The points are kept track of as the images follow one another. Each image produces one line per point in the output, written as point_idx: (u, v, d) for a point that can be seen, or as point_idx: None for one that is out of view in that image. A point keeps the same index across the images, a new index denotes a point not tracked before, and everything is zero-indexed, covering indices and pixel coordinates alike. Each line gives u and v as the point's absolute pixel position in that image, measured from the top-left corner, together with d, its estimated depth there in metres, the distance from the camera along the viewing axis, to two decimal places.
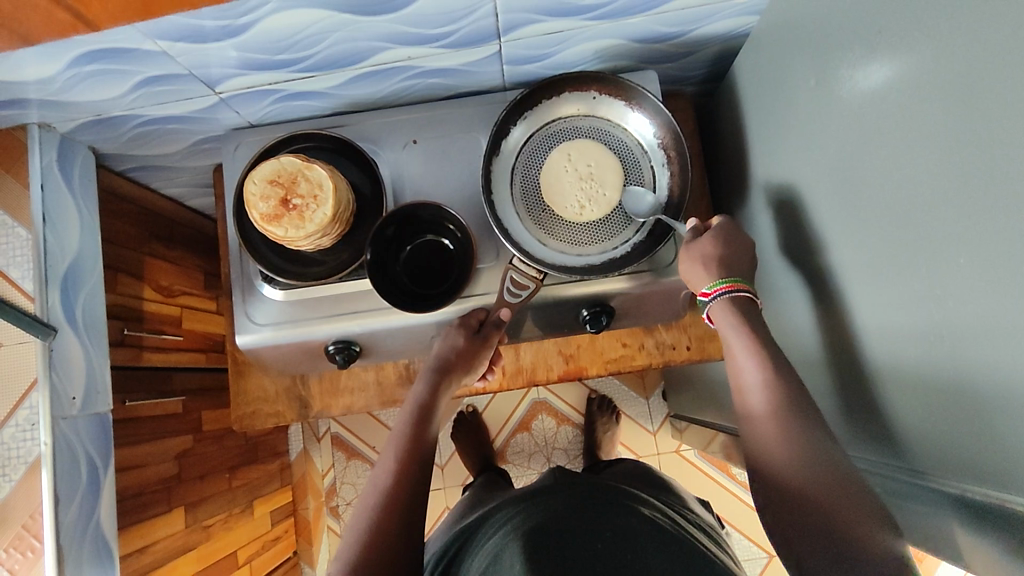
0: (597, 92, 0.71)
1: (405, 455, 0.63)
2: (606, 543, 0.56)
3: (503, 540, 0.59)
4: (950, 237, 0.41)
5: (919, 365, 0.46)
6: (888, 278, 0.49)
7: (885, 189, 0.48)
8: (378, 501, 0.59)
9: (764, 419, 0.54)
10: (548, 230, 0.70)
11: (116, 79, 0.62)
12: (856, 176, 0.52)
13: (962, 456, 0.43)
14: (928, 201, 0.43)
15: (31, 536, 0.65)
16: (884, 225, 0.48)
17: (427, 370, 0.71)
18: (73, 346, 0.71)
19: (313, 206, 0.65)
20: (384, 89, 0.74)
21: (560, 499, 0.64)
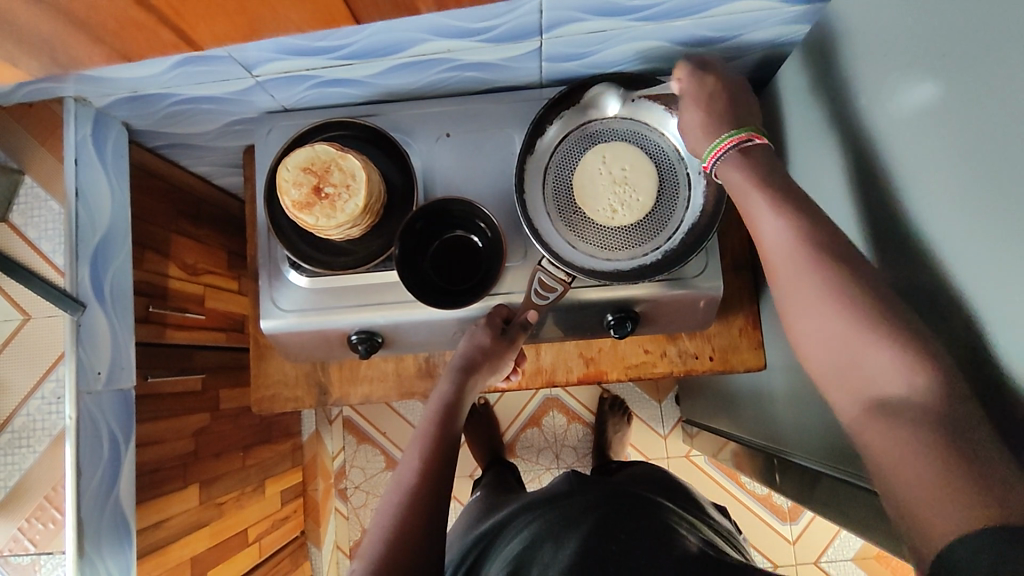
0: (636, 94, 0.70)
1: (429, 455, 0.63)
2: (621, 544, 0.55)
3: (527, 545, 0.59)
4: (992, 275, 0.40)
5: None
6: (923, 307, 0.48)
7: (921, 218, 0.47)
8: (400, 499, 0.59)
9: (788, 269, 0.48)
10: (578, 232, 0.70)
11: (156, 58, 0.61)
12: (892, 201, 0.51)
13: None
14: (968, 236, 0.42)
15: (52, 507, 0.66)
16: (920, 255, 0.47)
17: (452, 369, 0.71)
18: (100, 321, 0.71)
19: (345, 195, 0.65)
20: (421, 80, 0.73)
21: (581, 503, 0.64)
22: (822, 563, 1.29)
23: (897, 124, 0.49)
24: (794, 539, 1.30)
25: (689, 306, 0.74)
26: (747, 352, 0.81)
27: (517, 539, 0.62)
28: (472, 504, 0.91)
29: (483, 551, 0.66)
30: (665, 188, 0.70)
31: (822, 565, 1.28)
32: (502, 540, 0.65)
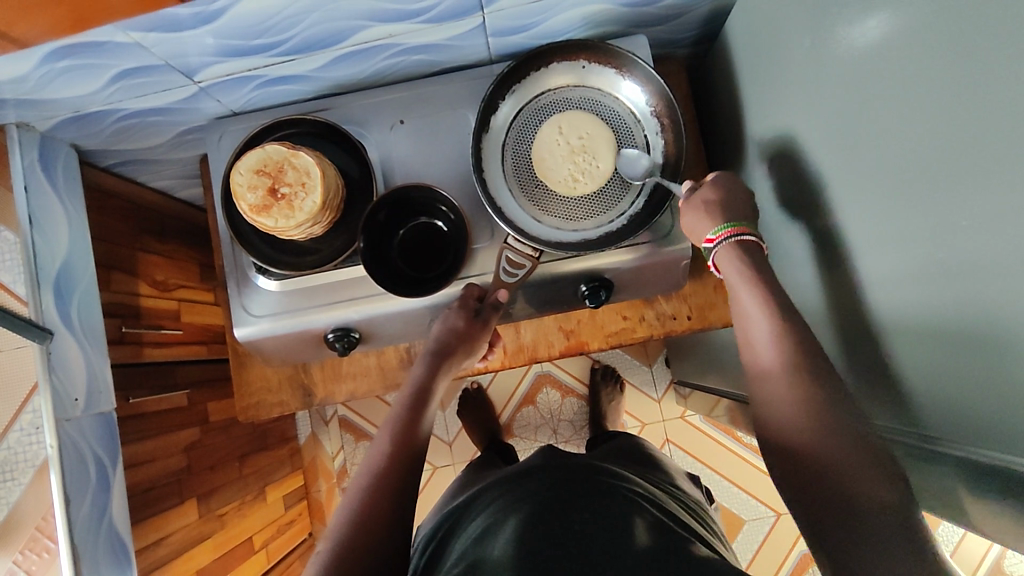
0: (586, 60, 0.69)
1: (400, 438, 0.63)
2: (592, 513, 0.56)
3: (492, 522, 0.59)
4: (958, 201, 0.40)
5: (926, 328, 0.46)
6: (897, 242, 0.47)
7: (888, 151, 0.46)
8: (369, 483, 0.59)
9: (772, 369, 0.52)
10: (542, 206, 0.69)
11: (93, 72, 0.60)
12: (856, 139, 0.50)
13: (970, 416, 0.43)
14: (929, 167, 0.42)
15: (45, 537, 0.66)
16: (891, 189, 0.47)
17: (426, 354, 0.71)
18: (71, 347, 0.70)
19: (302, 193, 0.64)
20: (368, 68, 0.71)
21: (546, 477, 0.63)
22: None
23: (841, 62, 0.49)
24: None
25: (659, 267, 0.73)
26: (723, 308, 0.81)
27: (482, 515, 0.62)
28: (460, 477, 0.91)
29: (451, 527, 0.66)
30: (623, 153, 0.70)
31: None
32: (469, 516, 0.65)
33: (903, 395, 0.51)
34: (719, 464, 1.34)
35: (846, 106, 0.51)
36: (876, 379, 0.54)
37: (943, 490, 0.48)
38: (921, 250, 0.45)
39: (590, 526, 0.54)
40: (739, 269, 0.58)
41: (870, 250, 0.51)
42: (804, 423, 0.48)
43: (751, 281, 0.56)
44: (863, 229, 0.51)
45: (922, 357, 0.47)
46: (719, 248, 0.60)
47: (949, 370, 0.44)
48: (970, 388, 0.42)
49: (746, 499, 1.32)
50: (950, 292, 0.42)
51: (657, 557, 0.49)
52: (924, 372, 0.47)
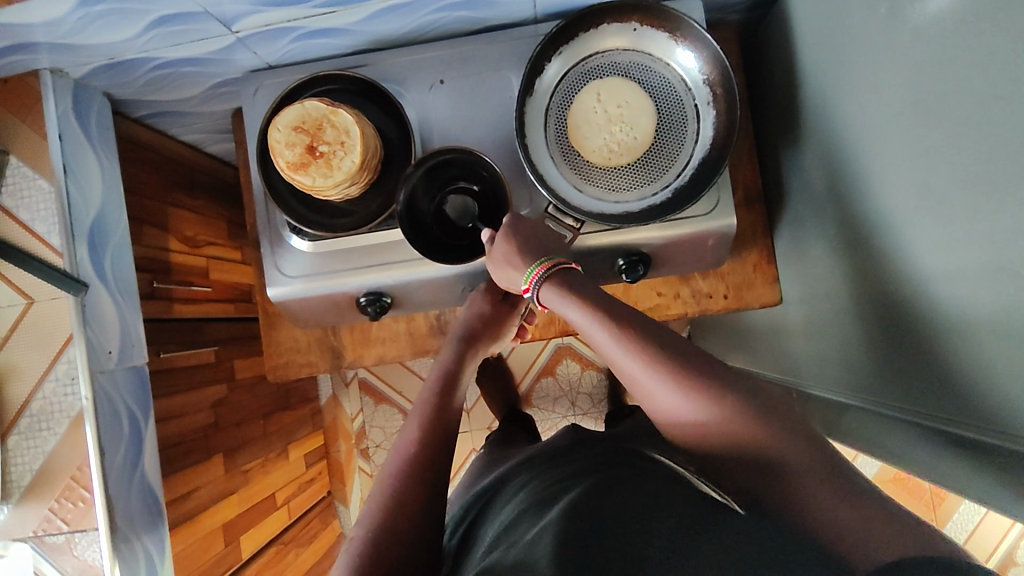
0: (638, 23, 0.66)
1: (431, 425, 0.63)
2: (632, 491, 0.46)
3: (524, 509, 0.52)
4: (1017, 190, 0.38)
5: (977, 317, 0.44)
6: (955, 228, 0.45)
7: (945, 132, 0.44)
8: (401, 468, 0.58)
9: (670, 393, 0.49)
10: (584, 175, 0.67)
11: (129, 18, 0.58)
12: (916, 119, 0.48)
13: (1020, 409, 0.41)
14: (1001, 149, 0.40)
15: (80, 487, 0.66)
16: (948, 174, 0.44)
17: (454, 339, 0.73)
18: (104, 300, 0.70)
19: (340, 152, 0.63)
20: (408, 24, 0.69)
21: (585, 463, 0.57)
22: None
23: (913, 32, 0.46)
24: None
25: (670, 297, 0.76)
26: (760, 288, 0.80)
27: (514, 503, 0.55)
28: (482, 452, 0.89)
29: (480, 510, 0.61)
30: (670, 123, 0.67)
31: None
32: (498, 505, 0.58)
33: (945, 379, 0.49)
34: None
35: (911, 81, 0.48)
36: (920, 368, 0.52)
37: (979, 478, 0.47)
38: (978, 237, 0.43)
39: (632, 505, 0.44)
40: (570, 299, 0.57)
41: (924, 236, 0.49)
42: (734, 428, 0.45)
43: (573, 304, 0.56)
44: (919, 213, 0.49)
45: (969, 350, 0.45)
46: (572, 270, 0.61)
47: (999, 359, 0.42)
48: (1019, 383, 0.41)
49: None
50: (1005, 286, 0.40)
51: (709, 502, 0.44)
52: (973, 366, 0.45)
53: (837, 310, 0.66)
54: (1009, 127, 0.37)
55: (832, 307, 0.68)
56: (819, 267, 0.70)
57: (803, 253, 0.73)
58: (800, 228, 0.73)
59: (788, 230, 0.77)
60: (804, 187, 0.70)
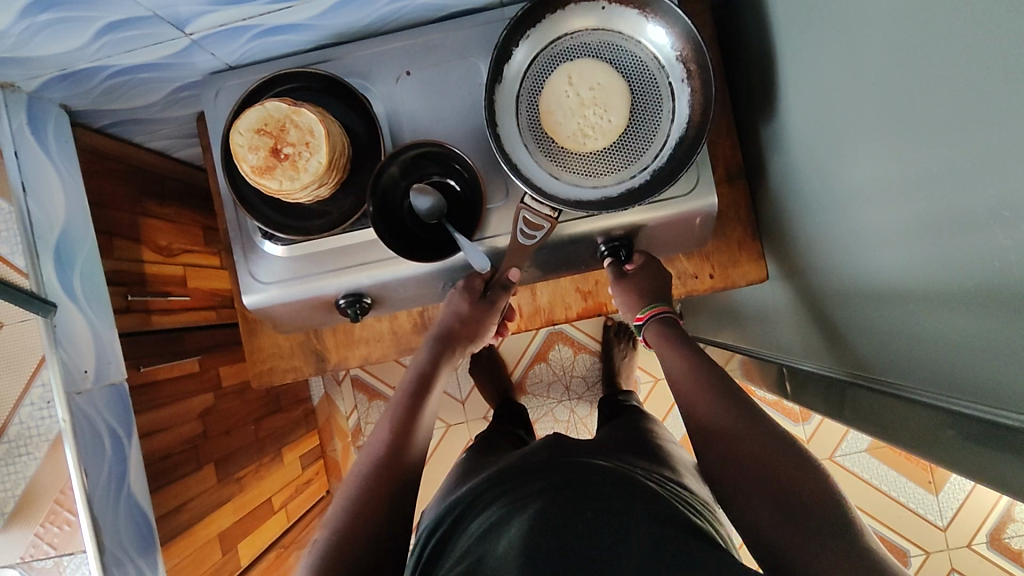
0: (607, 1, 0.64)
1: (399, 430, 0.65)
2: (595, 511, 0.53)
3: (501, 520, 0.56)
4: (993, 159, 0.36)
5: (960, 289, 0.43)
6: (935, 198, 0.44)
7: (924, 100, 0.42)
8: (367, 470, 0.61)
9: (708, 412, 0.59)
10: (560, 162, 0.65)
11: (75, 26, 0.56)
12: (891, 90, 0.46)
13: (1009, 382, 0.40)
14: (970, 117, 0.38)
15: (64, 510, 0.65)
16: (931, 143, 0.43)
17: (430, 340, 0.73)
18: (76, 318, 0.68)
19: (306, 153, 0.61)
20: (369, 15, 0.66)
21: (558, 473, 0.60)
22: (837, 457, 1.31)
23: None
24: (809, 438, 1.31)
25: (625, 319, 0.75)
26: (747, 266, 0.79)
27: (492, 511, 0.58)
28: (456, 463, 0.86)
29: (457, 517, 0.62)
30: (645, 104, 0.65)
31: (838, 459, 1.31)
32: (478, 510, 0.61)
33: (938, 354, 0.48)
34: None
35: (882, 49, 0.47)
36: (907, 340, 0.52)
37: (973, 452, 0.46)
38: (957, 206, 0.41)
39: (597, 528, 0.51)
40: (675, 342, 0.68)
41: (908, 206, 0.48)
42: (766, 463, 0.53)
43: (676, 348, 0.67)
44: (899, 186, 0.48)
45: (957, 322, 0.44)
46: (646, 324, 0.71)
47: (983, 332, 0.41)
48: (1009, 356, 0.39)
49: None
50: (991, 258, 0.39)
51: (659, 546, 0.49)
52: (961, 340, 0.44)
53: (822, 285, 0.65)
54: (988, 94, 0.36)
55: (818, 280, 0.67)
56: (802, 241, 0.69)
57: (786, 228, 0.72)
58: (782, 203, 0.72)
59: (770, 204, 0.75)
60: (784, 160, 0.69)
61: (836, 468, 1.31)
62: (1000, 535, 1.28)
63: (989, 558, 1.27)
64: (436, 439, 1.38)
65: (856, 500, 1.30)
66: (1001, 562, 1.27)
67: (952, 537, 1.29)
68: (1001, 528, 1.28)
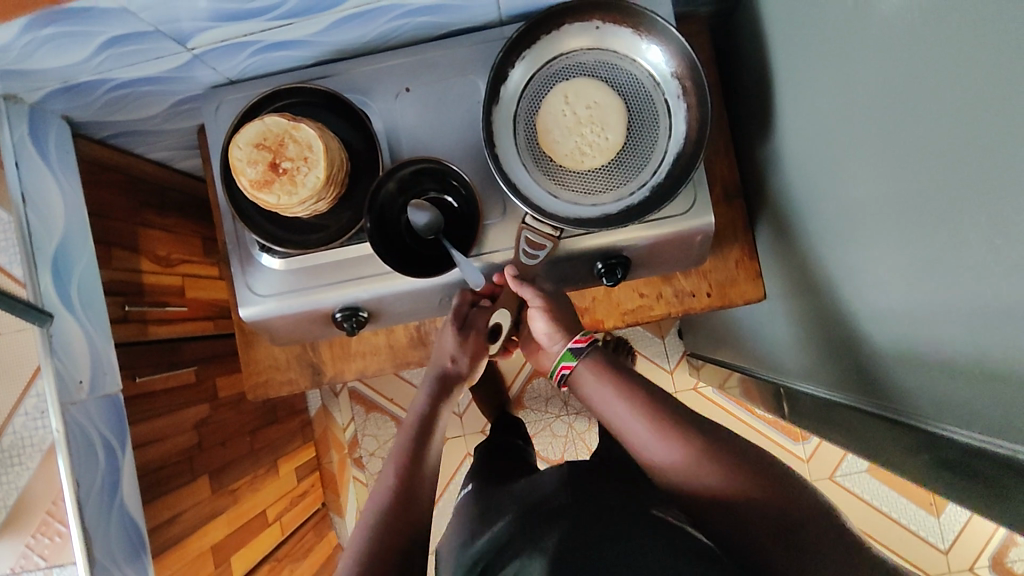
0: (600, 21, 0.64)
1: (407, 463, 0.64)
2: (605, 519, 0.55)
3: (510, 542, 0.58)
4: (990, 185, 0.36)
5: (958, 315, 0.42)
6: (929, 222, 0.44)
7: (919, 125, 0.42)
8: (378, 509, 0.60)
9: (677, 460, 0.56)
10: (559, 180, 0.66)
11: (77, 40, 0.56)
12: (886, 114, 0.46)
13: (1002, 412, 0.40)
14: (961, 144, 0.38)
15: (56, 521, 0.65)
16: (926, 167, 0.43)
17: (430, 372, 0.73)
18: (73, 328, 0.68)
19: (304, 168, 0.61)
20: (370, 32, 0.67)
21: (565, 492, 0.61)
22: (837, 477, 1.30)
23: (884, 22, 0.44)
24: (808, 457, 1.31)
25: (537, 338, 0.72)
26: (746, 286, 0.78)
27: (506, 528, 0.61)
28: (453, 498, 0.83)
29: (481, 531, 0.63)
30: (642, 121, 0.65)
31: (838, 479, 1.30)
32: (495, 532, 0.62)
33: (933, 378, 0.47)
34: None
35: (875, 75, 0.47)
36: (904, 364, 0.51)
37: (965, 484, 0.45)
38: (952, 230, 0.41)
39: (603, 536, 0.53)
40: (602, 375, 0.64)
41: (901, 230, 0.48)
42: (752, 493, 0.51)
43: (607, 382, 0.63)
44: (894, 208, 0.48)
45: (953, 346, 0.44)
46: (582, 354, 0.66)
47: (982, 358, 0.41)
48: (1004, 382, 0.39)
49: None
50: (986, 283, 0.39)
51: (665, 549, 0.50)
52: (960, 364, 0.44)
53: (819, 306, 0.65)
54: (987, 118, 0.36)
55: (814, 300, 0.66)
56: (800, 261, 0.68)
57: (784, 248, 0.72)
58: (780, 222, 0.72)
59: (767, 224, 0.75)
60: (781, 180, 0.69)
61: (835, 488, 1.30)
62: (1001, 559, 1.26)
63: None
64: None
65: (857, 521, 1.29)
66: None
67: (953, 560, 1.27)
68: (1003, 552, 1.26)
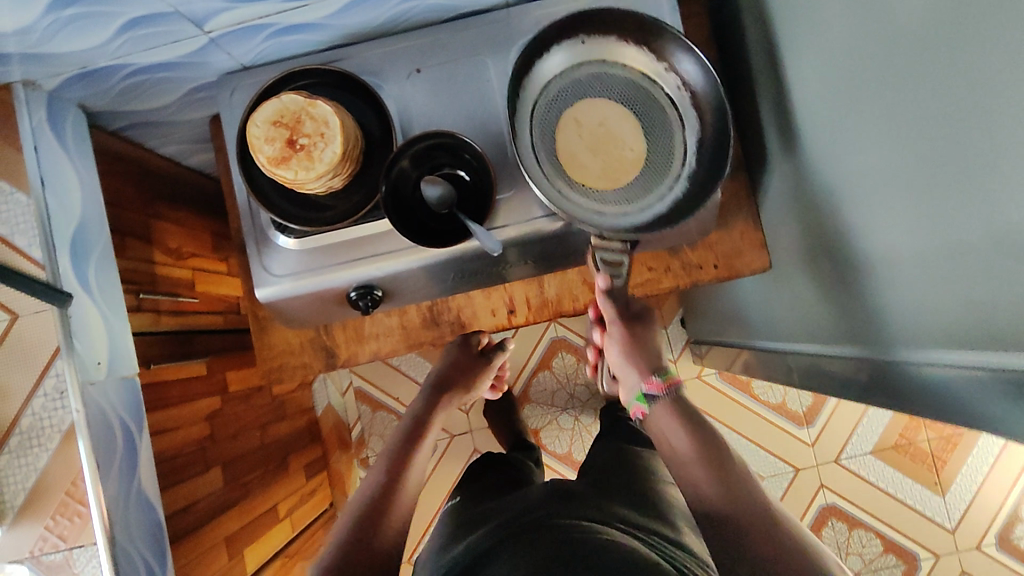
0: (584, 37, 0.67)
1: (390, 472, 0.75)
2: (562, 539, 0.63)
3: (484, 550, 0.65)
4: (994, 113, 0.38)
5: (967, 249, 0.44)
6: (934, 163, 0.45)
7: (923, 69, 0.44)
8: (357, 508, 0.69)
9: (691, 458, 0.65)
10: (600, 196, 0.67)
11: (99, 22, 0.58)
12: (888, 65, 0.48)
13: (1005, 335, 0.41)
14: (965, 78, 0.40)
15: (75, 502, 0.65)
16: (928, 111, 0.45)
17: (428, 386, 0.92)
18: (91, 311, 0.69)
19: (321, 143, 0.62)
20: (381, 15, 0.69)
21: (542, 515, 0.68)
22: (843, 460, 1.31)
23: None
24: (813, 441, 1.32)
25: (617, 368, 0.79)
26: (750, 255, 0.80)
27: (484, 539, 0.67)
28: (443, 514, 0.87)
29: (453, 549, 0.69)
30: (652, 122, 0.68)
31: (844, 462, 1.31)
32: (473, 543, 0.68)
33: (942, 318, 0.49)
34: (739, 425, 1.33)
35: (875, 28, 0.49)
36: (914, 310, 0.53)
37: (979, 411, 0.46)
38: (958, 166, 0.43)
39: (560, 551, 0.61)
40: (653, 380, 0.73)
41: (908, 176, 0.49)
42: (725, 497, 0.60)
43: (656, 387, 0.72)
44: (900, 155, 0.50)
45: (963, 281, 0.45)
46: (657, 398, 0.71)
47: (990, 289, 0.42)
48: (1010, 307, 0.41)
49: (764, 455, 1.32)
50: (990, 212, 0.40)
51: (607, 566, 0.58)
52: (970, 297, 0.45)
53: (826, 269, 0.67)
54: (987, 48, 0.37)
55: (821, 264, 0.68)
56: (805, 229, 0.70)
57: (789, 217, 0.74)
58: (784, 193, 0.74)
59: (771, 196, 0.77)
60: (784, 150, 0.71)
61: (841, 471, 1.31)
62: (1009, 537, 1.27)
63: (998, 560, 1.27)
64: (440, 449, 1.37)
65: (864, 503, 1.30)
66: (1013, 564, 1.27)
67: (961, 539, 1.28)
68: (1010, 529, 1.27)
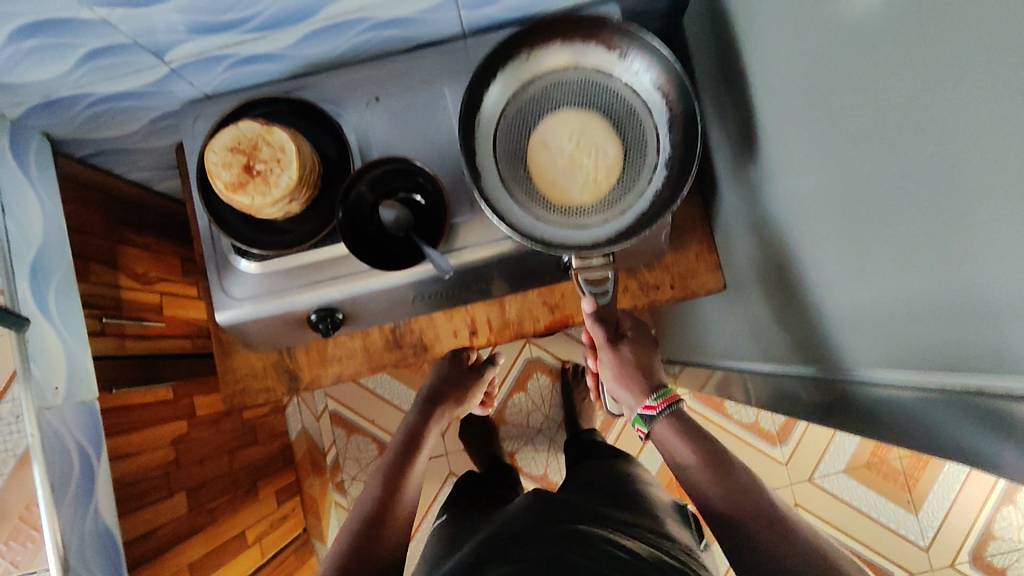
0: (527, 51, 0.64)
1: (386, 483, 0.75)
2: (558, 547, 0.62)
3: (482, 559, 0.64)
4: (916, 136, 0.39)
5: (901, 266, 0.45)
6: (866, 184, 0.47)
7: (849, 95, 0.46)
8: (357, 519, 0.70)
9: (695, 466, 0.68)
10: (578, 213, 0.63)
11: (59, 53, 0.59)
12: (819, 92, 0.50)
13: (954, 353, 0.42)
14: (886, 103, 0.42)
15: (28, 526, 0.65)
16: (858, 134, 0.46)
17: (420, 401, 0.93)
18: (49, 334, 0.70)
19: (277, 169, 0.64)
20: (340, 45, 0.71)
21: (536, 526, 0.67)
22: (817, 479, 1.32)
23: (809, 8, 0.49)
24: (787, 460, 1.32)
25: (614, 382, 0.83)
26: (706, 275, 0.83)
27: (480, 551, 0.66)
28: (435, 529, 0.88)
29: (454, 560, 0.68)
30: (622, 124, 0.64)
31: (818, 481, 1.31)
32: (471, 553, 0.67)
33: (885, 335, 0.50)
34: None
35: (806, 57, 0.51)
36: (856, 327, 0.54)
37: (940, 431, 0.46)
38: (887, 187, 0.44)
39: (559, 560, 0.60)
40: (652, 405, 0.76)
41: (842, 197, 0.51)
42: (732, 496, 0.64)
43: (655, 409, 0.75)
44: (836, 178, 0.51)
45: (900, 297, 0.46)
46: (655, 418, 0.75)
47: (929, 305, 0.43)
48: (954, 325, 0.41)
49: None
50: (918, 228, 0.42)
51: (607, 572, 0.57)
52: (909, 312, 0.46)
53: (777, 287, 0.68)
54: (906, 73, 0.39)
55: (772, 283, 0.70)
56: (756, 248, 0.72)
57: (741, 238, 0.76)
58: (735, 215, 0.76)
59: (724, 217, 0.79)
60: (733, 172, 0.73)
61: (815, 490, 1.31)
62: (982, 554, 1.28)
63: None
64: None
65: (839, 522, 1.30)
66: None
67: (935, 558, 1.28)
68: (983, 547, 1.27)
